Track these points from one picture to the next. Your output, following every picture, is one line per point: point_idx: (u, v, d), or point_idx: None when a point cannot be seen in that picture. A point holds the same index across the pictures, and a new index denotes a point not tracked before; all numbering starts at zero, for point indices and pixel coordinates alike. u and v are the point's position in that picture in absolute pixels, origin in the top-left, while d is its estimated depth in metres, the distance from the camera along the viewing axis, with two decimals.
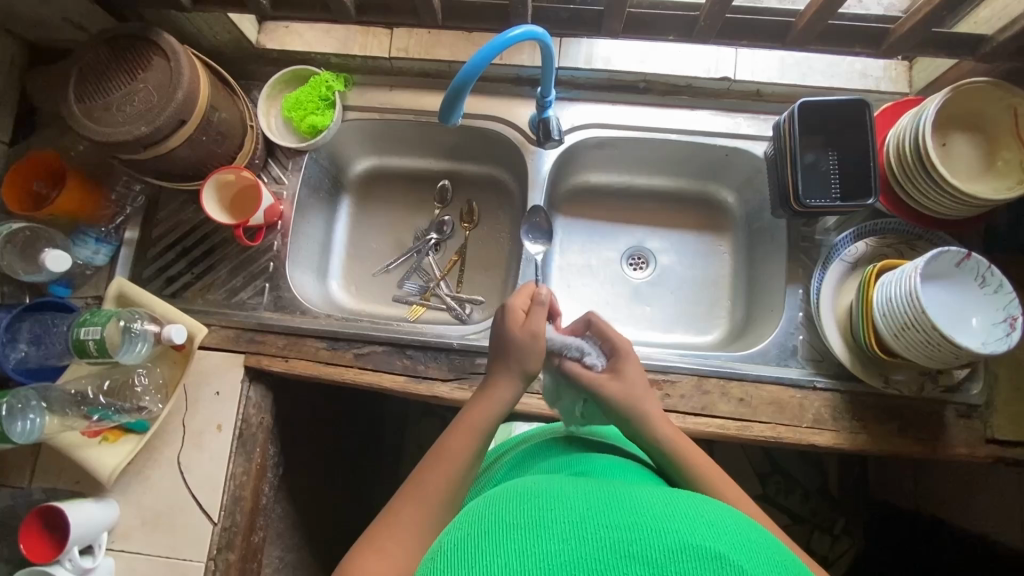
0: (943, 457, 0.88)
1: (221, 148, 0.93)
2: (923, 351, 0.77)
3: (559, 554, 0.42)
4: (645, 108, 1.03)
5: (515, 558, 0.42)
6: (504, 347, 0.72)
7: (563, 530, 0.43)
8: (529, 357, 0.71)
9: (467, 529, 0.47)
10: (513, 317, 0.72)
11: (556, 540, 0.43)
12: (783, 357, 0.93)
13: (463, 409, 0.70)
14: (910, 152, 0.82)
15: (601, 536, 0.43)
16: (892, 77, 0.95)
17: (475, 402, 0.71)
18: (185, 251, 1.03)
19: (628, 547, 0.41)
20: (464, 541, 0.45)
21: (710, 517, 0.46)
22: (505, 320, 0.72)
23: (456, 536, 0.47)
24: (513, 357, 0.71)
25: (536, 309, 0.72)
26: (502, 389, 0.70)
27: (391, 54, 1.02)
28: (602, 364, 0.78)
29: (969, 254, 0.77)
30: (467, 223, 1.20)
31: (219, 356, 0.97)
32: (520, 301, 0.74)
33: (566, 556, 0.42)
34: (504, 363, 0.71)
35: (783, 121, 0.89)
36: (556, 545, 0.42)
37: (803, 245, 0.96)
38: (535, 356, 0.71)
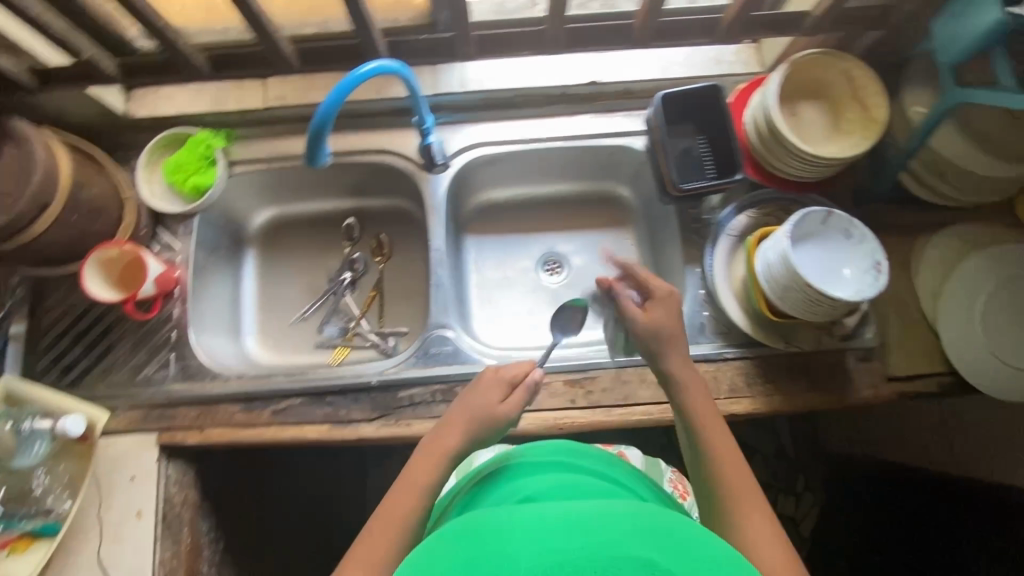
0: (852, 402, 0.93)
1: (97, 225, 0.90)
2: (807, 308, 0.82)
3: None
4: (526, 120, 1.06)
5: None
6: (473, 402, 0.76)
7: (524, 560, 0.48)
8: (489, 427, 0.76)
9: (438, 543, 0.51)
10: (500, 385, 0.77)
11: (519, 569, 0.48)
12: (693, 335, 0.97)
13: (407, 464, 0.73)
14: (764, 126, 0.88)
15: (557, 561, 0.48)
16: (743, 61, 1.02)
17: (424, 446, 0.75)
18: (80, 336, 0.98)
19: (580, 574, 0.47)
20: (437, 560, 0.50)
21: (644, 523, 0.51)
22: (494, 380, 0.77)
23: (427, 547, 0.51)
24: (474, 411, 0.75)
25: (519, 390, 0.78)
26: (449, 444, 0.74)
27: (266, 104, 1.03)
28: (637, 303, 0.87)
29: (831, 211, 0.83)
30: (379, 257, 1.19)
31: (129, 439, 0.92)
32: (516, 370, 0.79)
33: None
34: (465, 418, 0.75)
35: (650, 115, 0.94)
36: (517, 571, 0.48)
37: (694, 227, 1.00)
38: (493, 430, 0.76)
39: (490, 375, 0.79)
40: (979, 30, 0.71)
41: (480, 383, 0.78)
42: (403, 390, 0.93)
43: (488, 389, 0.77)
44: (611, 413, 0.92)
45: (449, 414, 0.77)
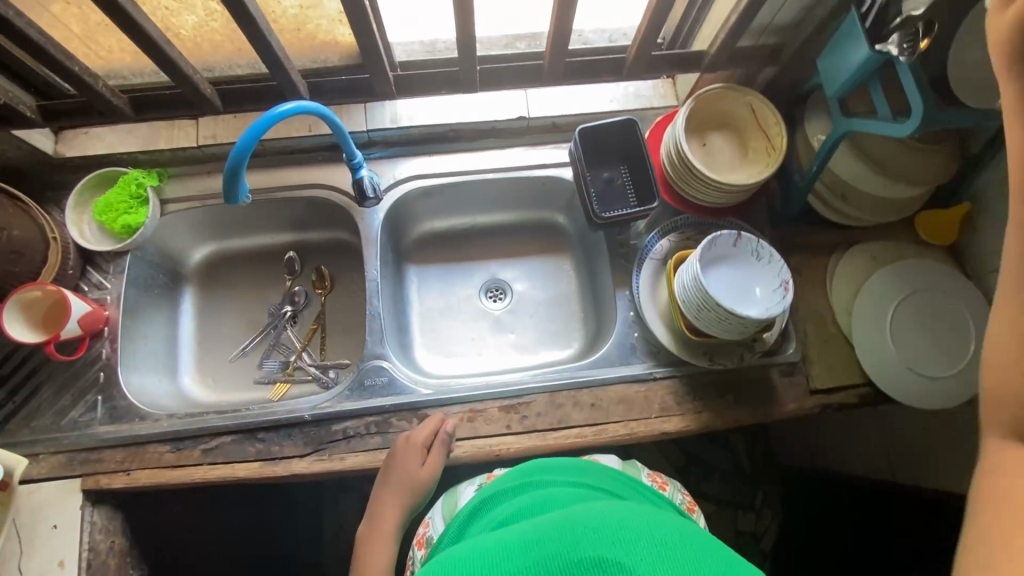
0: (777, 416, 0.97)
1: (19, 266, 0.89)
2: (721, 327, 0.85)
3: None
4: (458, 154, 1.10)
5: None
6: (394, 474, 0.87)
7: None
8: (420, 489, 0.86)
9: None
10: (416, 450, 0.87)
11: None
12: (624, 356, 1.00)
13: (362, 553, 0.82)
14: (675, 156, 0.93)
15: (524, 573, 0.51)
16: (661, 94, 1.08)
17: (370, 525, 0.84)
18: (2, 380, 0.95)
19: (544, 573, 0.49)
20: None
21: (618, 519, 0.54)
22: (406, 450, 0.88)
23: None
24: (401, 483, 0.86)
25: (436, 447, 0.88)
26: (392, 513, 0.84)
27: (199, 142, 1.04)
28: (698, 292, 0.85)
29: (740, 234, 0.88)
30: (321, 289, 1.20)
31: (52, 486, 0.90)
32: (424, 434, 0.89)
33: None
34: (390, 491, 0.86)
35: (572, 149, 0.98)
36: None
37: (621, 251, 1.05)
38: (416, 493, 0.86)
39: (405, 443, 0.88)
40: (855, 65, 0.77)
41: (399, 453, 0.87)
42: (338, 423, 0.93)
43: (406, 457, 0.87)
44: (545, 437, 0.93)
45: (382, 494, 0.86)
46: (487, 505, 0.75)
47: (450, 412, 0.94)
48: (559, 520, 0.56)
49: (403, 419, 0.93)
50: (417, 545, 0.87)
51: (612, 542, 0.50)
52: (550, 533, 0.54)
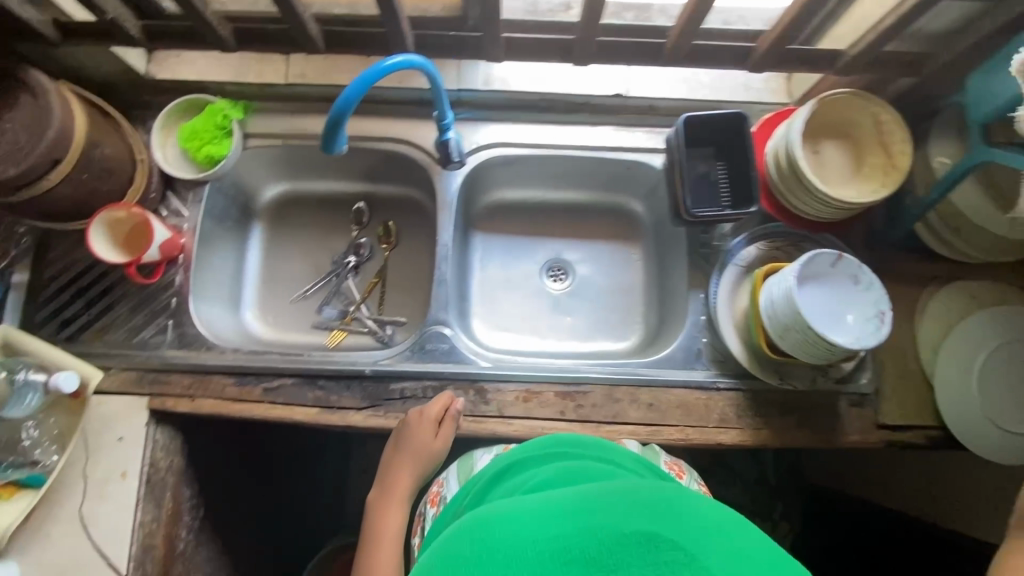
0: (838, 445, 0.94)
1: (108, 185, 0.89)
2: (805, 350, 0.82)
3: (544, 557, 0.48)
4: (547, 125, 1.05)
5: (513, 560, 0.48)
6: (405, 445, 0.88)
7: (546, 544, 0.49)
8: (431, 460, 0.88)
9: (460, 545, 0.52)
10: (428, 426, 0.88)
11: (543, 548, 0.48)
12: (689, 360, 0.97)
13: (378, 513, 0.86)
14: (784, 161, 0.87)
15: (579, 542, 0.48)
16: (773, 88, 1.01)
17: (382, 492, 0.88)
18: (81, 291, 0.99)
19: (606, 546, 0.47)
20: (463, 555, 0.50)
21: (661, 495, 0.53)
22: (418, 424, 0.88)
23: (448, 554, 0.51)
24: (414, 453, 0.87)
25: (446, 419, 0.89)
26: (404, 482, 0.88)
27: (288, 80, 1.02)
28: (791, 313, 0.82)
29: (842, 255, 0.82)
30: (386, 244, 1.19)
31: (121, 400, 0.93)
32: (435, 409, 0.89)
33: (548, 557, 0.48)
34: (403, 461, 0.88)
35: (672, 135, 0.93)
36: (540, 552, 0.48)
37: (702, 251, 1.00)
38: (428, 464, 0.88)
39: (416, 417, 0.89)
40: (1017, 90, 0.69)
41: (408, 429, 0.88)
42: (396, 383, 0.94)
43: (420, 431, 0.88)
44: (598, 429, 0.92)
45: (396, 463, 0.88)
46: (508, 474, 0.73)
47: (506, 389, 0.93)
48: (591, 490, 0.53)
49: (459, 389, 0.93)
50: (430, 502, 0.87)
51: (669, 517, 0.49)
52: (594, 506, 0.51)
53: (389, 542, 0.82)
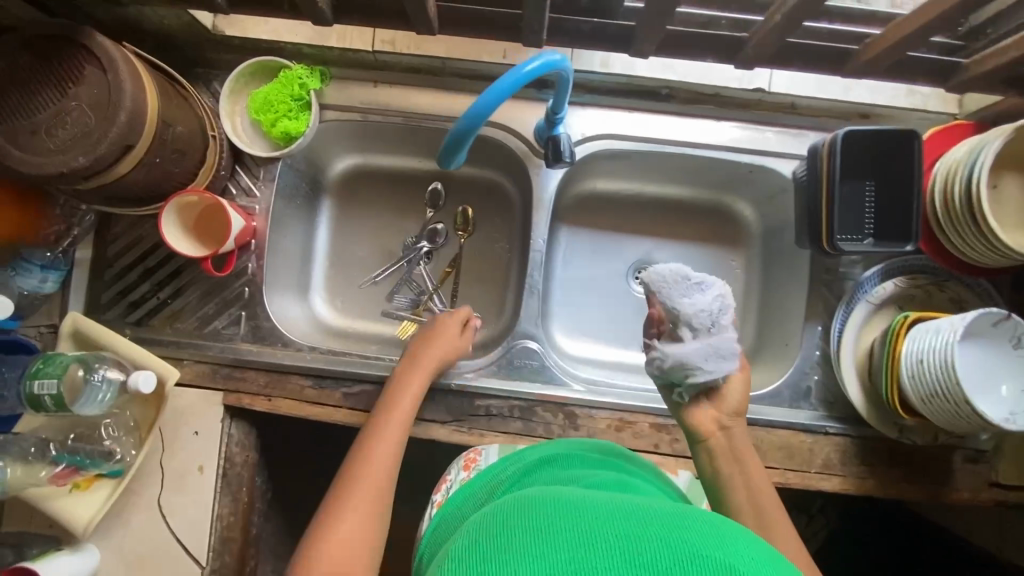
0: (945, 501, 0.88)
1: (179, 167, 0.80)
2: (950, 418, 0.73)
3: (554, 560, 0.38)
4: (666, 117, 0.92)
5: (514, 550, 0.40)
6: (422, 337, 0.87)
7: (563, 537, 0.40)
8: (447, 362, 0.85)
9: (474, 537, 0.44)
10: (452, 329, 0.87)
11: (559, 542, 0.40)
12: (795, 398, 0.90)
13: (392, 397, 0.79)
14: (959, 198, 0.74)
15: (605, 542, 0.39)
16: (941, 96, 0.86)
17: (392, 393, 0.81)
18: (149, 271, 0.92)
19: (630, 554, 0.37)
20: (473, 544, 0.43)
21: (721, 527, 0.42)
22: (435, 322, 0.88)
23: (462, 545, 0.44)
24: (435, 353, 0.84)
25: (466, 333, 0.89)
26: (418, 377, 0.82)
27: (375, 47, 0.88)
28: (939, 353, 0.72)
29: (1008, 315, 0.73)
30: (462, 232, 1.09)
31: (196, 393, 0.89)
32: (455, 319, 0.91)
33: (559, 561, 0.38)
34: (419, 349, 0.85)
35: (822, 147, 0.80)
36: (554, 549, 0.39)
37: (825, 277, 0.91)
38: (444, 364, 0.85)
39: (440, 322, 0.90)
40: None
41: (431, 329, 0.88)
42: (481, 400, 0.88)
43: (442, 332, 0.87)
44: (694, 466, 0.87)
45: (414, 360, 0.84)
46: (559, 460, 0.70)
47: (599, 416, 0.87)
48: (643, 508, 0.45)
49: (549, 412, 0.87)
50: (464, 466, 0.82)
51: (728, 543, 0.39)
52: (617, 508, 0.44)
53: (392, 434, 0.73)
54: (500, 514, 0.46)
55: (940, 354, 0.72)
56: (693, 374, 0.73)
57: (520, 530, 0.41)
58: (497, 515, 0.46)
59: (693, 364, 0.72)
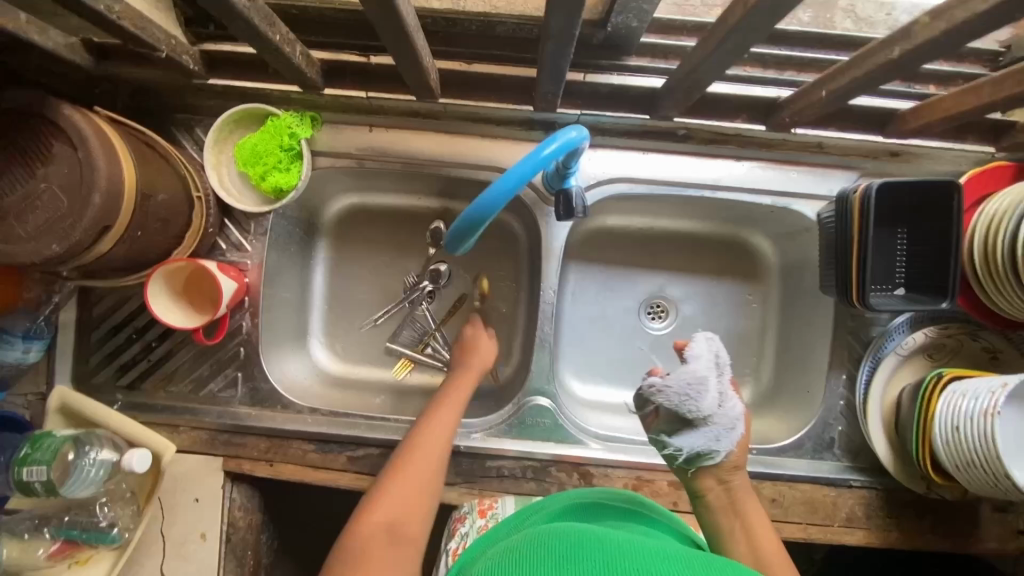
0: (971, 551, 0.86)
1: (166, 233, 0.74)
2: (985, 486, 0.70)
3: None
4: (681, 158, 0.86)
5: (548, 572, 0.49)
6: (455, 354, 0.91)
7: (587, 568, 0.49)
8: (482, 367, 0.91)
9: (507, 562, 0.53)
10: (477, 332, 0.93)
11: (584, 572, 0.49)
12: (817, 450, 0.87)
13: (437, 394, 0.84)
14: (1001, 257, 0.69)
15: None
16: (980, 132, 0.80)
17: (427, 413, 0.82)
18: (138, 332, 0.88)
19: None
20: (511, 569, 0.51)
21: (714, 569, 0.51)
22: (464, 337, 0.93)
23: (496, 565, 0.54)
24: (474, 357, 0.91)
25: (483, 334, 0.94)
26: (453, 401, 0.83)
27: (370, 93, 0.81)
28: (970, 416, 0.69)
29: None
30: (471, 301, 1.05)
31: (194, 460, 0.86)
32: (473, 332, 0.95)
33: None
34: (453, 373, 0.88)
35: (853, 197, 0.74)
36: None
37: (850, 324, 0.86)
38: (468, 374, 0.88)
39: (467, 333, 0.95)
40: None
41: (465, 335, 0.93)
42: (493, 460, 0.85)
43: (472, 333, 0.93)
44: None
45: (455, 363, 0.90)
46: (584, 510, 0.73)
47: (615, 475, 0.84)
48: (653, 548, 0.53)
49: (563, 472, 0.84)
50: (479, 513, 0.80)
51: None
52: (624, 546, 0.53)
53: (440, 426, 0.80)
54: (527, 545, 0.56)
55: (972, 419, 0.69)
56: (710, 457, 0.72)
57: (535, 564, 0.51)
58: (527, 544, 0.56)
59: (711, 451, 0.72)
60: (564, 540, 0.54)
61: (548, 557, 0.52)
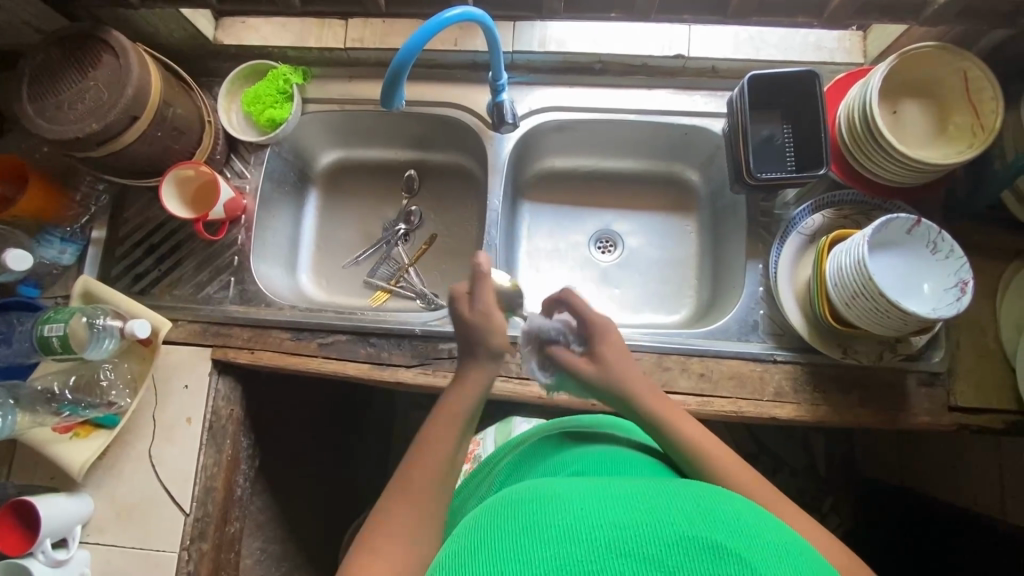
0: (905, 426, 0.88)
1: (178, 144, 0.94)
2: (873, 319, 0.77)
3: (557, 558, 0.43)
4: (602, 89, 1.03)
5: (516, 556, 0.44)
6: (466, 337, 0.74)
7: (558, 534, 0.45)
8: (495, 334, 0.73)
9: (465, 543, 0.49)
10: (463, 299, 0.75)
11: (555, 543, 0.45)
12: (744, 332, 0.93)
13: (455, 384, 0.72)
14: (859, 122, 0.82)
15: (597, 536, 0.44)
16: (847, 48, 0.95)
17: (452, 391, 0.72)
18: (152, 248, 1.04)
19: (627, 546, 0.43)
20: (466, 551, 0.47)
21: (702, 502, 0.49)
22: (457, 305, 0.76)
23: (456, 551, 0.48)
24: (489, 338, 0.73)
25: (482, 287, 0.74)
26: (475, 376, 0.73)
27: (346, 45, 1.03)
28: (847, 262, 0.77)
29: (919, 220, 0.77)
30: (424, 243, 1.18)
31: (187, 350, 0.98)
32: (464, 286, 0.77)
33: (563, 558, 0.43)
34: (469, 354, 0.74)
35: (735, 97, 0.89)
36: (553, 549, 0.44)
37: (762, 220, 0.97)
38: (494, 333, 0.73)
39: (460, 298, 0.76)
40: None
41: (477, 309, 0.74)
42: (445, 343, 0.95)
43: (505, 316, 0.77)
44: None
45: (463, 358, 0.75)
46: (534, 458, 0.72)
47: None
48: (614, 488, 0.51)
49: (507, 351, 0.94)
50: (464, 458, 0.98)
51: (709, 523, 0.46)
52: (585, 502, 0.48)
53: (466, 399, 0.71)
54: (481, 518, 0.52)
55: (852, 263, 0.76)
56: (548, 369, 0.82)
57: (487, 547, 0.46)
58: (481, 519, 0.52)
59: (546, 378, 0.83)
60: (523, 509, 0.50)
61: (503, 531, 0.48)
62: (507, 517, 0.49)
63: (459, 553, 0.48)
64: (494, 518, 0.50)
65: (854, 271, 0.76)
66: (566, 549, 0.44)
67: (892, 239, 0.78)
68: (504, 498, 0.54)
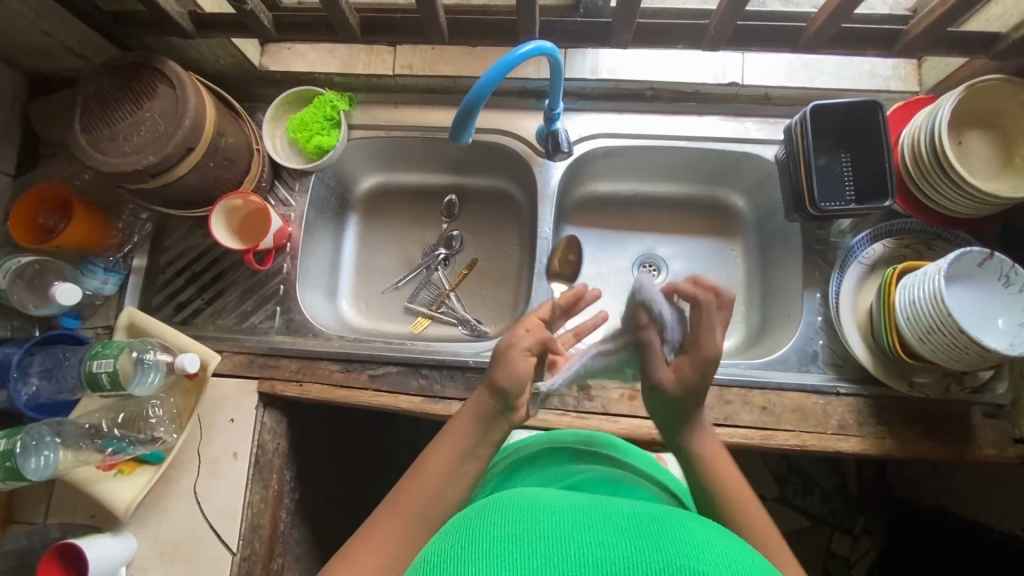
0: (971, 459, 0.86)
1: (229, 173, 0.93)
2: (950, 354, 0.76)
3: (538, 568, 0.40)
4: (654, 116, 1.02)
5: (495, 562, 0.41)
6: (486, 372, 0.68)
7: (542, 545, 0.42)
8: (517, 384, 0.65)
9: (447, 540, 0.46)
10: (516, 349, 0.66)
11: (537, 554, 0.41)
12: (803, 363, 0.92)
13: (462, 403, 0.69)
14: (926, 153, 0.81)
15: (583, 555, 0.41)
16: (902, 76, 0.95)
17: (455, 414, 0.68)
18: (195, 276, 1.02)
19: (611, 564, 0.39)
20: (445, 547, 0.45)
21: (701, 533, 0.44)
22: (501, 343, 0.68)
23: (439, 546, 0.46)
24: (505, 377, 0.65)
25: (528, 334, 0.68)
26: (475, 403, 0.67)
27: (395, 71, 1.02)
28: (922, 295, 0.76)
29: (992, 254, 0.76)
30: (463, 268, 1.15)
31: (232, 382, 0.96)
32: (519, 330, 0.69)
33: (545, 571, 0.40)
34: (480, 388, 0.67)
35: (795, 125, 0.89)
36: (533, 559, 0.41)
37: (818, 248, 0.96)
38: (511, 378, 0.65)
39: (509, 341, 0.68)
40: None
41: (510, 359, 0.66)
42: None
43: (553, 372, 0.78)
44: None
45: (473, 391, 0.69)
46: (534, 464, 0.72)
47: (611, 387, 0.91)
48: (612, 508, 0.48)
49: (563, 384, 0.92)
50: None
51: (701, 553, 0.40)
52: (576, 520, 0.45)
53: (465, 424, 0.66)
54: (470, 518, 0.50)
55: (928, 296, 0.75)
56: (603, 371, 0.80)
57: (468, 550, 0.43)
58: (471, 520, 0.49)
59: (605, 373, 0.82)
60: (512, 515, 0.47)
61: (486, 532, 0.45)
62: (493, 521, 0.47)
63: (439, 548, 0.45)
64: (481, 519, 0.48)
65: (930, 305, 0.75)
66: (551, 562, 0.40)
67: (964, 273, 0.77)
68: (498, 503, 0.51)
